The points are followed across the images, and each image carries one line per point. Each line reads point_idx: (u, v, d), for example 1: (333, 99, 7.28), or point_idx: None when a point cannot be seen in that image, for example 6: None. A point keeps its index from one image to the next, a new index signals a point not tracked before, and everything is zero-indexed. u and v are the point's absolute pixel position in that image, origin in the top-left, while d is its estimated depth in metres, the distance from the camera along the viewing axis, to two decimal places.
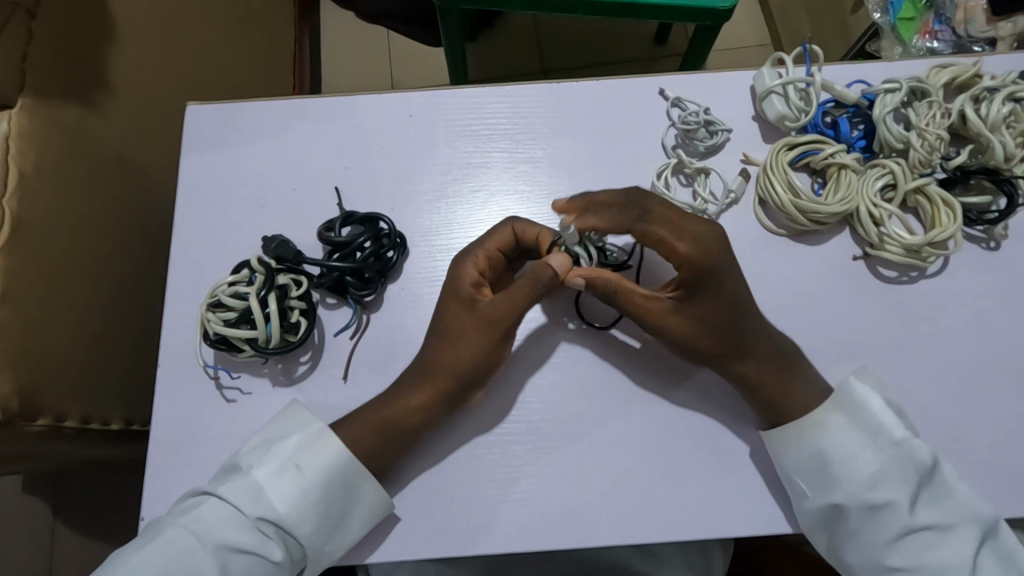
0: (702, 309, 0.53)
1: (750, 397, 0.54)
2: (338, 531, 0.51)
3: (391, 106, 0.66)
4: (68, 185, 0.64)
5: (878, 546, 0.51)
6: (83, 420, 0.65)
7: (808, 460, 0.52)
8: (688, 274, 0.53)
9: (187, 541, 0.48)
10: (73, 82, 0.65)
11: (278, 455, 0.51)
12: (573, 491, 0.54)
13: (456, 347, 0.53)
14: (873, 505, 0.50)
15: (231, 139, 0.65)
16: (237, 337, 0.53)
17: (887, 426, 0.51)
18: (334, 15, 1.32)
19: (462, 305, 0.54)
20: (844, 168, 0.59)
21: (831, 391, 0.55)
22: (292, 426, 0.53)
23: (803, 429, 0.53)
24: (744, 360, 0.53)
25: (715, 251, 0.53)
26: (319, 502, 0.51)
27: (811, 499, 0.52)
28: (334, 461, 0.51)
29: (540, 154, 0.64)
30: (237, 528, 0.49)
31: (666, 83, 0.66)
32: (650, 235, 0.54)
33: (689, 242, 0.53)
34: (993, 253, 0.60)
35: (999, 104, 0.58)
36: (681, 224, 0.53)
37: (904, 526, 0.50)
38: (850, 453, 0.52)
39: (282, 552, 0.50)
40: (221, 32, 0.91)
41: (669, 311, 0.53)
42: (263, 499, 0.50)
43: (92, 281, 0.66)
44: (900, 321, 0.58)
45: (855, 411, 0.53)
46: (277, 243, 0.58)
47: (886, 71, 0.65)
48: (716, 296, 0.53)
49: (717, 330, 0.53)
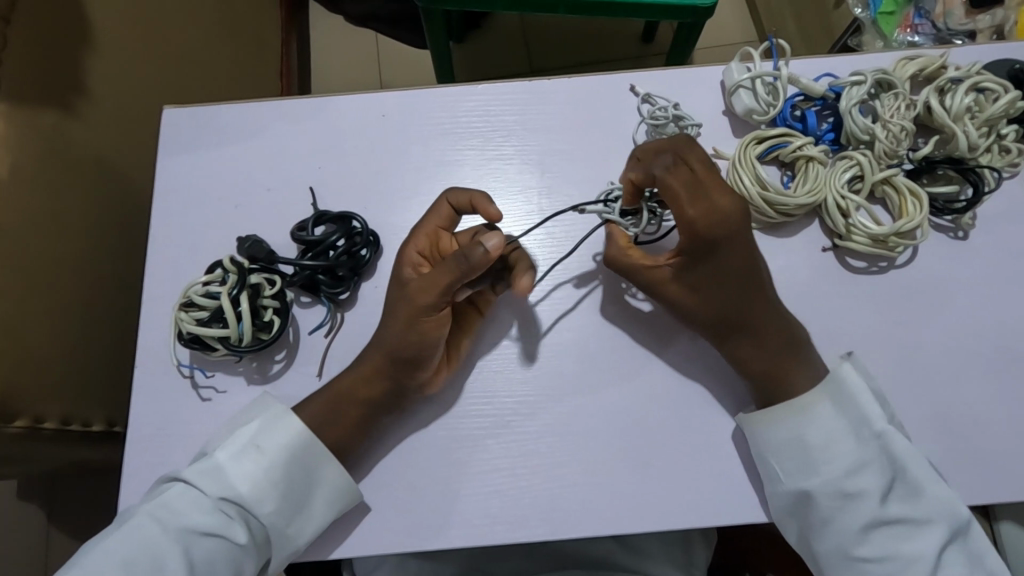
0: (702, 280, 0.54)
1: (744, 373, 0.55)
2: (302, 512, 0.52)
3: (366, 106, 0.66)
4: (44, 189, 0.64)
5: (849, 535, 0.50)
6: (63, 421, 0.66)
7: (788, 444, 0.52)
8: (688, 246, 0.53)
9: (151, 526, 0.48)
10: (48, 87, 0.66)
11: (238, 437, 0.52)
12: (545, 484, 0.55)
13: (391, 329, 0.53)
14: (847, 492, 0.50)
15: (207, 141, 0.65)
16: (209, 337, 0.54)
17: (871, 417, 0.52)
18: (321, 18, 1.32)
19: (398, 283, 0.54)
20: (812, 160, 0.59)
21: (828, 374, 0.54)
22: (256, 410, 0.54)
23: (788, 414, 0.53)
24: (738, 341, 0.54)
25: (731, 224, 0.51)
26: (281, 481, 0.51)
27: (786, 484, 0.52)
28: (294, 440, 0.52)
29: (512, 152, 0.65)
30: (201, 511, 0.49)
31: (637, 79, 0.66)
32: (670, 189, 0.51)
33: (701, 211, 0.51)
34: (962, 243, 0.61)
35: (962, 95, 0.58)
36: (705, 187, 0.51)
37: (875, 516, 0.50)
38: (830, 440, 0.52)
39: (245, 533, 0.50)
40: (204, 36, 0.92)
41: (668, 279, 0.55)
42: (225, 479, 0.50)
43: (70, 284, 0.67)
44: (869, 311, 0.59)
45: (843, 401, 0.53)
46: (249, 243, 0.58)
47: (854, 64, 0.65)
48: (721, 272, 0.53)
49: (711, 302, 0.54)
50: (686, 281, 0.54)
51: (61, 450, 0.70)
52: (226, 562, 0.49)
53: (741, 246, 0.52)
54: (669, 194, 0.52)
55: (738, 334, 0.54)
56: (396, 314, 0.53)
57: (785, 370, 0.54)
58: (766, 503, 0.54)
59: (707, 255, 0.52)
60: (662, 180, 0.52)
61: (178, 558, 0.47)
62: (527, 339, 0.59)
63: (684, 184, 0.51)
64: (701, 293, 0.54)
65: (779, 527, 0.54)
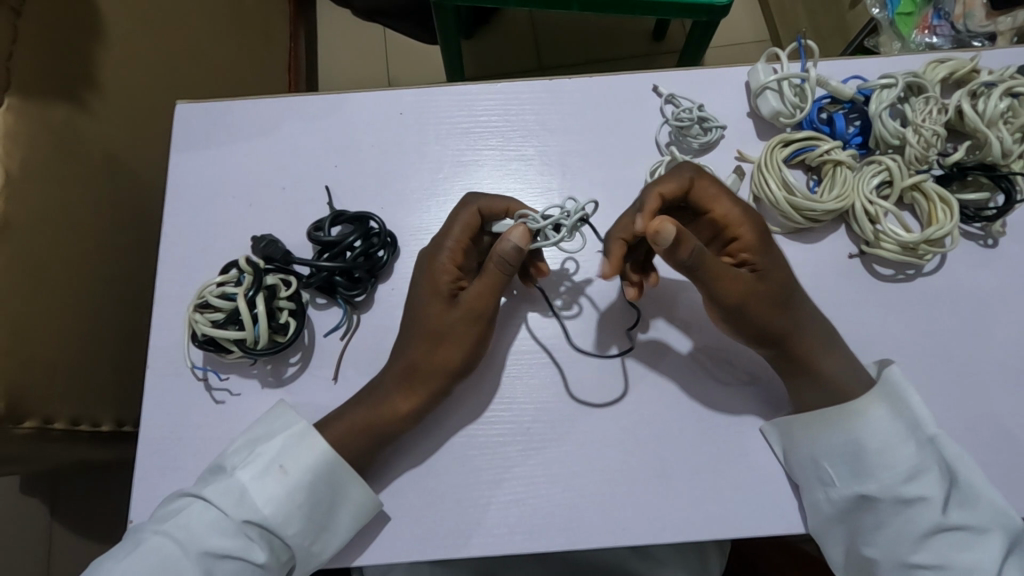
0: (760, 280, 0.52)
1: (803, 375, 0.53)
2: (324, 531, 0.51)
3: (382, 104, 0.65)
4: (57, 185, 0.63)
5: (904, 542, 0.50)
6: (72, 422, 0.65)
7: (843, 447, 0.52)
8: (746, 242, 0.52)
9: (171, 549, 0.48)
10: (60, 82, 0.64)
11: (262, 456, 0.51)
12: (564, 493, 0.53)
13: (443, 345, 0.53)
14: (905, 498, 0.50)
15: (221, 138, 0.64)
16: (225, 339, 0.53)
17: (924, 422, 0.51)
18: (329, 13, 1.31)
19: (441, 296, 0.54)
20: (840, 164, 0.58)
21: (873, 381, 0.54)
22: (277, 425, 0.52)
23: (843, 419, 0.52)
24: (801, 338, 0.52)
25: (764, 222, 0.54)
26: (305, 503, 0.50)
27: (839, 488, 0.52)
28: (318, 461, 0.51)
29: (532, 152, 0.64)
30: (221, 533, 0.48)
31: (660, 79, 0.65)
32: (708, 193, 0.53)
33: (744, 209, 0.53)
34: (991, 250, 0.60)
35: (997, 100, 0.57)
36: (733, 195, 0.54)
37: (933, 523, 0.49)
38: (888, 445, 0.51)
39: (267, 554, 0.49)
40: (214, 30, 0.90)
41: (734, 280, 0.51)
42: (247, 500, 0.49)
43: (83, 282, 0.66)
44: (897, 320, 0.58)
45: (896, 405, 0.52)
46: (265, 243, 0.57)
47: (882, 66, 0.64)
48: (775, 269, 0.52)
49: (778, 302, 0.52)
50: (742, 281, 0.52)
51: (69, 450, 0.69)
52: None
53: (777, 250, 0.53)
54: (705, 199, 0.53)
55: (799, 330, 0.52)
56: (439, 330, 0.53)
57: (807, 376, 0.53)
58: (812, 509, 0.53)
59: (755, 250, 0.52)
60: (698, 184, 0.53)
61: None
62: (542, 342, 0.58)
63: (722, 197, 0.53)
64: (772, 290, 0.52)
65: (825, 536, 0.53)
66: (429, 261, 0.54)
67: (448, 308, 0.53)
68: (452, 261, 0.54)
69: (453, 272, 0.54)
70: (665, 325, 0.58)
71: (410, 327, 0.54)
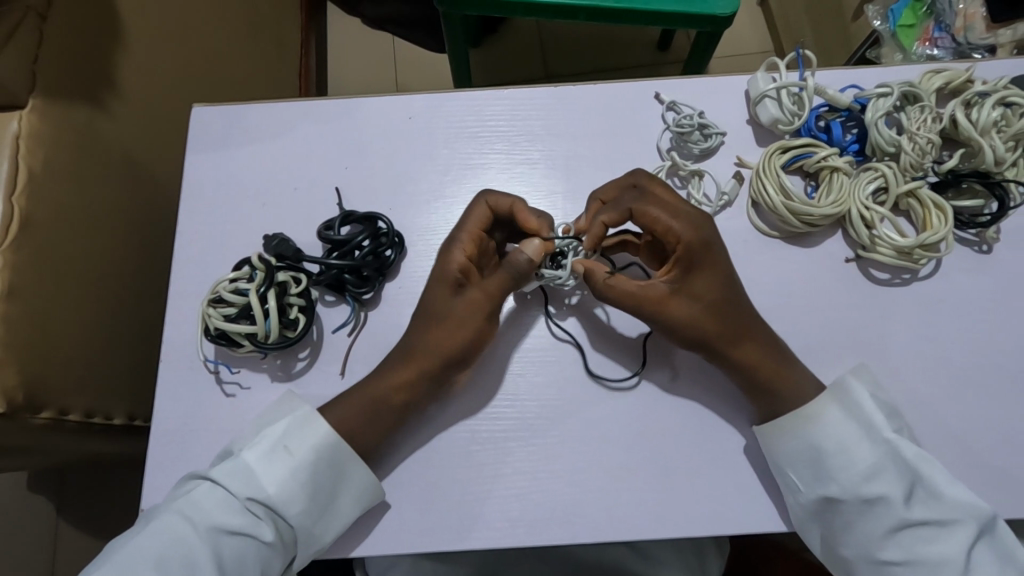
0: (703, 289, 0.54)
1: (747, 380, 0.54)
2: (327, 512, 0.52)
3: (394, 107, 0.67)
4: (77, 184, 0.65)
5: (873, 539, 0.51)
6: (86, 414, 0.66)
7: (804, 452, 0.53)
8: (684, 254, 0.54)
9: (179, 525, 0.49)
10: (83, 85, 0.67)
11: (269, 438, 0.52)
12: (564, 488, 0.55)
13: (443, 326, 0.54)
14: (867, 498, 0.50)
15: (236, 140, 0.66)
16: (237, 333, 0.54)
17: (877, 423, 0.52)
18: (340, 21, 1.34)
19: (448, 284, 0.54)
20: (837, 170, 0.59)
21: (826, 387, 0.55)
22: (285, 412, 0.54)
23: (797, 424, 0.53)
24: (741, 344, 0.54)
25: (708, 232, 0.54)
26: (308, 482, 0.52)
27: (805, 493, 0.52)
28: (321, 442, 0.52)
29: (537, 156, 0.65)
30: (228, 511, 0.50)
31: (661, 87, 0.67)
32: (650, 215, 0.54)
33: (685, 222, 0.54)
34: (985, 256, 0.61)
35: (990, 109, 0.58)
36: (675, 205, 0.55)
37: (897, 520, 0.50)
38: (843, 446, 0.52)
39: (273, 533, 0.51)
40: (227, 37, 0.93)
41: (668, 298, 0.54)
42: (254, 479, 0.51)
43: (98, 278, 0.68)
44: (893, 323, 0.59)
45: (850, 407, 0.53)
46: (277, 241, 0.59)
47: (879, 76, 0.66)
48: (714, 277, 0.54)
49: (717, 310, 0.54)
50: (687, 294, 0.54)
51: (81, 442, 0.70)
52: (254, 561, 0.50)
53: (720, 262, 0.54)
54: (649, 218, 0.54)
55: (740, 333, 0.54)
56: (443, 316, 0.54)
57: (800, 374, 0.54)
58: (787, 512, 0.54)
59: (696, 263, 0.54)
60: (638, 208, 0.54)
61: (207, 558, 0.48)
62: (545, 340, 0.59)
63: (662, 207, 0.54)
64: (705, 301, 0.54)
65: (802, 536, 0.54)
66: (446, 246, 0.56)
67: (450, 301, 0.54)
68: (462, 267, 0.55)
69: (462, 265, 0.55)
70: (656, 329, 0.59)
71: (418, 316, 0.55)
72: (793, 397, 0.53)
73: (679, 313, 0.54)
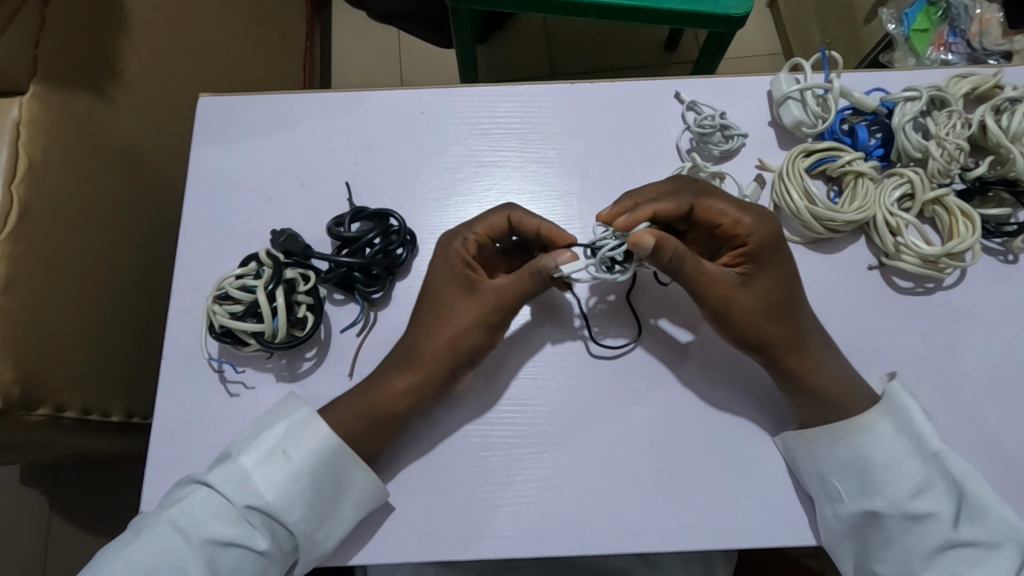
0: (767, 290, 0.52)
1: (801, 390, 0.52)
2: (328, 519, 0.51)
3: (404, 102, 0.65)
4: (76, 173, 0.63)
5: (915, 558, 0.50)
6: (84, 411, 0.64)
7: (850, 463, 0.52)
8: (753, 249, 0.53)
9: (172, 539, 0.48)
10: (86, 71, 0.64)
11: (265, 443, 0.51)
12: (577, 496, 0.53)
13: (445, 322, 0.53)
14: (914, 514, 0.50)
15: (243, 132, 0.64)
16: (243, 331, 0.52)
17: (927, 437, 0.51)
18: (344, 14, 1.31)
19: (456, 283, 0.54)
20: (861, 175, 0.58)
21: (877, 399, 0.53)
22: (282, 412, 0.53)
23: (852, 433, 0.52)
24: (801, 345, 0.52)
25: (775, 235, 0.53)
26: (307, 488, 0.50)
27: (846, 504, 0.51)
28: (320, 447, 0.51)
29: (551, 154, 0.64)
30: (224, 521, 0.49)
31: (681, 86, 0.65)
32: (712, 209, 0.53)
33: (754, 217, 0.53)
34: (1011, 266, 0.59)
35: (1021, 115, 0.57)
36: (739, 202, 0.54)
37: (943, 539, 0.49)
38: (894, 460, 0.51)
39: (269, 542, 0.50)
40: (231, 26, 0.91)
41: (736, 288, 0.52)
42: (250, 485, 0.50)
43: (96, 271, 0.66)
44: (916, 332, 0.57)
45: (901, 419, 0.52)
46: (285, 237, 0.56)
47: (905, 79, 0.64)
48: (778, 275, 0.53)
49: (782, 311, 0.52)
50: (755, 290, 0.52)
51: (77, 439, 0.68)
52: (250, 570, 0.49)
53: (785, 265, 0.53)
54: (713, 214, 0.53)
55: (800, 338, 0.52)
56: (445, 307, 0.54)
57: (828, 375, 0.52)
58: (821, 524, 0.52)
59: (767, 263, 0.53)
60: (700, 204, 0.54)
61: (200, 566, 0.48)
62: (561, 343, 0.58)
63: (729, 203, 0.53)
64: (772, 297, 0.52)
65: (834, 553, 0.53)
66: (446, 240, 0.55)
67: (452, 299, 0.53)
68: (467, 251, 0.54)
69: (467, 261, 0.54)
70: (682, 347, 0.57)
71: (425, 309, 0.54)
72: (837, 408, 0.52)
73: (747, 307, 0.52)
